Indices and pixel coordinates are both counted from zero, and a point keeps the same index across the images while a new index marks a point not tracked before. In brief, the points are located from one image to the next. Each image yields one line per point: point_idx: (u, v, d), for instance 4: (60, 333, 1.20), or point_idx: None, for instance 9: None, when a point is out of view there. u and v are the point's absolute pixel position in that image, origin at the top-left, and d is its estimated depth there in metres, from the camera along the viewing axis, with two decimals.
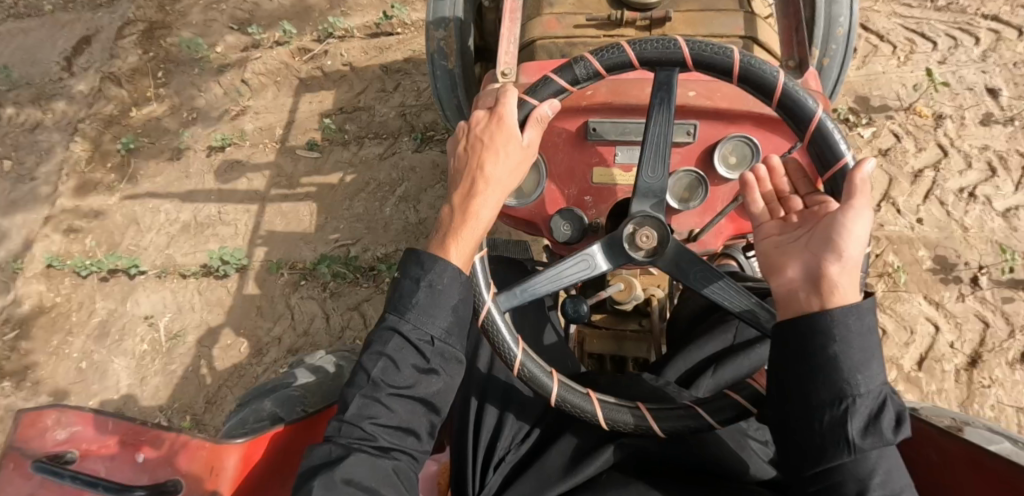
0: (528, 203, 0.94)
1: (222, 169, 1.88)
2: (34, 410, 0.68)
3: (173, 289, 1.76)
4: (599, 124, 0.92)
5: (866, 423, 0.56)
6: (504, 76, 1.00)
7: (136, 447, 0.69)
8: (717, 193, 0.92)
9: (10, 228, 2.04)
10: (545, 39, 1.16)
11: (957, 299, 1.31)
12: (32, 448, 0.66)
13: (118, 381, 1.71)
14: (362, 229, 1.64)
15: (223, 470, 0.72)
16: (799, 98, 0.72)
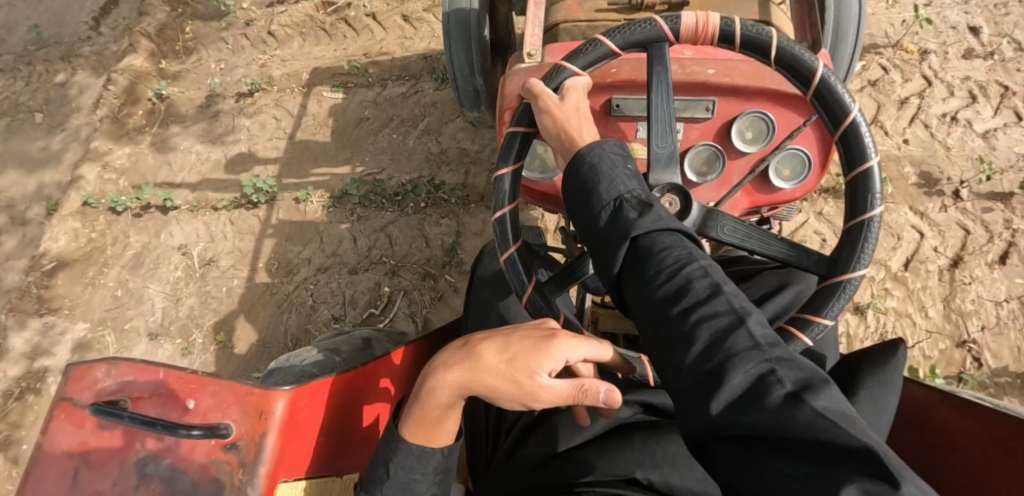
0: (549, 178, 0.92)
1: (250, 111, 1.99)
2: (85, 365, 0.74)
3: (206, 220, 1.86)
4: (622, 101, 0.87)
5: (620, 212, 0.62)
6: (529, 57, 1.03)
7: (185, 394, 0.75)
8: (734, 167, 0.88)
9: (50, 174, 2.16)
10: (568, 22, 1.12)
11: (939, 210, 1.42)
12: (85, 399, 0.72)
13: (153, 305, 1.81)
14: (387, 160, 1.76)
15: (270, 415, 0.77)
16: (800, 58, 0.71)
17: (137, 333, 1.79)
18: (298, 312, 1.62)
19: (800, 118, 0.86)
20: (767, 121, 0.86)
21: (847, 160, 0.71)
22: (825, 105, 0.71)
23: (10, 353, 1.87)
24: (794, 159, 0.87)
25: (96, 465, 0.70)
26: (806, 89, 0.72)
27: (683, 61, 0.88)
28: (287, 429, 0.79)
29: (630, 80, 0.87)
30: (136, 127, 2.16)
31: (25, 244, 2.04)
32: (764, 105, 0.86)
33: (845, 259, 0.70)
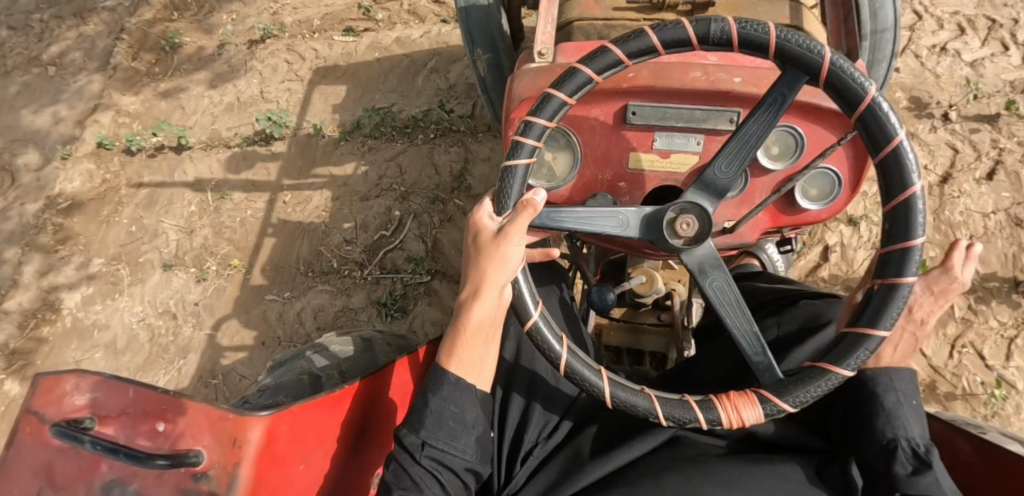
0: (558, 186, 0.86)
1: (263, 56, 2.04)
2: (53, 375, 0.67)
3: (219, 158, 1.91)
4: (638, 108, 0.80)
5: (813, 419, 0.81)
6: (540, 56, 0.97)
7: (156, 416, 0.68)
8: (757, 185, 0.83)
9: (61, 122, 2.19)
10: (582, 20, 1.12)
11: (929, 131, 1.49)
12: (50, 414, 0.66)
13: (167, 238, 1.85)
14: (396, 97, 1.82)
15: (247, 442, 0.70)
16: (792, 44, 0.67)
17: (152, 265, 1.84)
18: (310, 238, 1.68)
19: (833, 136, 0.79)
20: (796, 136, 0.79)
21: (844, 99, 0.67)
22: (836, 86, 0.67)
23: (28, 287, 1.92)
24: (823, 179, 0.82)
25: (62, 487, 0.65)
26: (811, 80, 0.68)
27: (708, 67, 0.79)
28: (266, 456, 0.73)
29: (650, 85, 0.79)
30: (149, 74, 2.19)
31: (39, 186, 2.07)
32: (793, 119, 0.79)
33: (898, 176, 0.66)
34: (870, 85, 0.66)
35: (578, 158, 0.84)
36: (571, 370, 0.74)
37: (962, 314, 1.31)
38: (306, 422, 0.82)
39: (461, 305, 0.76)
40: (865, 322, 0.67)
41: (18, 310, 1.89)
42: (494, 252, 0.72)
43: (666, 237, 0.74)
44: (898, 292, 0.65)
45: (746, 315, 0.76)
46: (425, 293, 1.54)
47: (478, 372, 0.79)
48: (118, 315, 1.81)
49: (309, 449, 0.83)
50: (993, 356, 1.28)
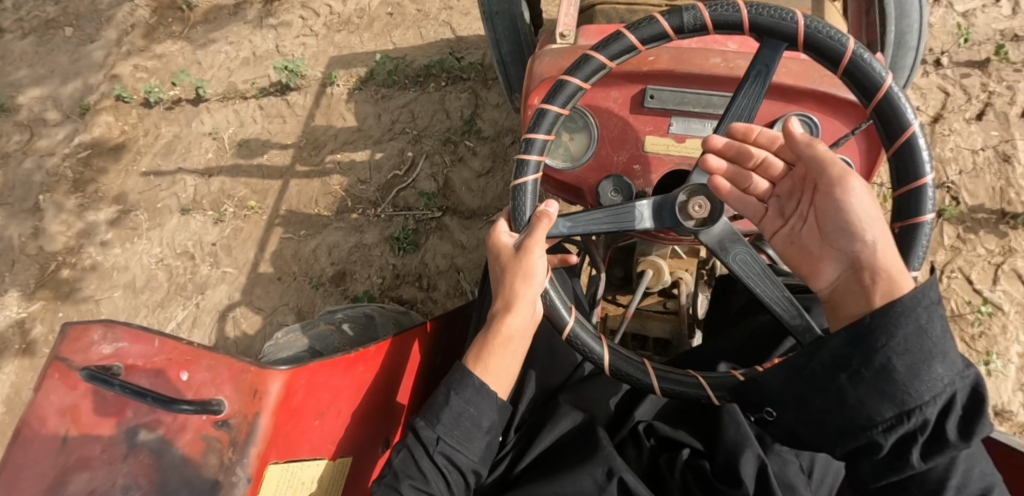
0: (575, 166, 0.91)
1: (278, 14, 2.09)
2: (81, 327, 0.78)
3: (235, 108, 1.97)
4: (656, 92, 0.86)
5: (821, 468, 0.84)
6: (562, 38, 1.07)
7: (180, 366, 0.78)
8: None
9: (77, 80, 2.25)
10: (605, 3, 1.19)
11: (922, 76, 1.55)
12: (76, 361, 0.77)
13: (184, 185, 1.91)
14: (408, 49, 1.88)
15: (266, 394, 0.79)
16: (768, 17, 0.72)
17: (170, 210, 1.90)
18: (322, 182, 1.73)
19: (846, 128, 0.83)
20: (811, 124, 0.83)
21: (827, 59, 0.72)
22: (815, 48, 0.72)
23: (48, 230, 1.98)
24: None
25: (83, 429, 0.74)
26: (795, 47, 0.74)
27: (727, 54, 0.86)
28: (284, 408, 0.81)
29: (669, 70, 0.86)
30: (167, 33, 2.22)
31: (59, 139, 2.13)
32: (809, 109, 0.83)
33: (894, 123, 0.72)
34: (848, 40, 0.71)
35: (593, 138, 0.90)
36: (615, 369, 0.79)
37: (950, 242, 1.38)
38: (322, 381, 0.89)
39: (494, 316, 0.83)
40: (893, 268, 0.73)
41: (41, 253, 1.95)
42: (521, 266, 0.79)
43: (678, 220, 0.76)
44: (922, 226, 0.72)
45: (776, 283, 0.76)
46: (436, 228, 1.62)
47: (503, 383, 0.86)
48: (137, 257, 1.87)
49: (322, 406, 0.90)
50: (981, 280, 1.34)
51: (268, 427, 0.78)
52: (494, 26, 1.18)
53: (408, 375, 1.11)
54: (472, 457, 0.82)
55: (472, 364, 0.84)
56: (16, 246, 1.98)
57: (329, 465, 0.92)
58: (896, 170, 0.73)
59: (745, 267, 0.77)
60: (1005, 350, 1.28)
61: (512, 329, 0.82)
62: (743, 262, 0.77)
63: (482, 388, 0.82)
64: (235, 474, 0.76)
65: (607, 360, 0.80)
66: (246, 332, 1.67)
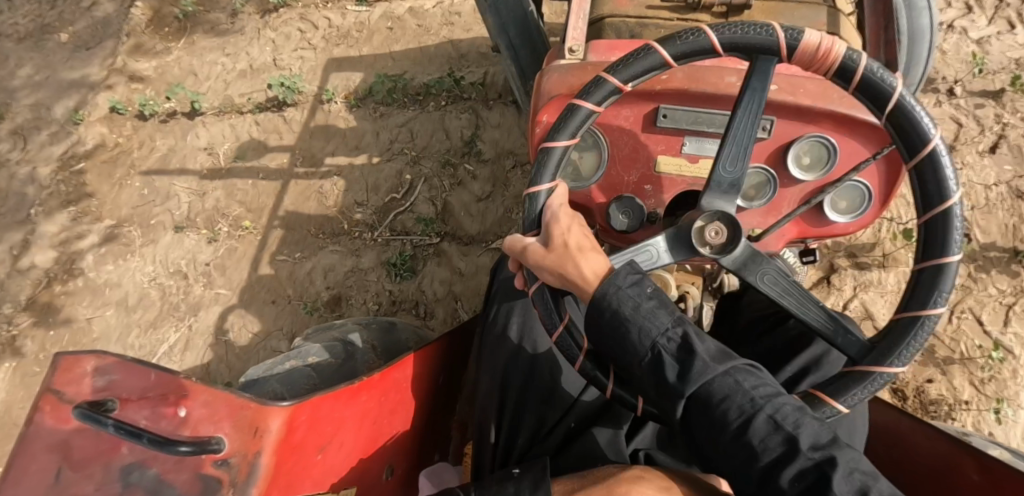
0: (584, 185, 0.87)
1: (275, 25, 2.05)
2: (71, 356, 0.72)
3: (231, 123, 1.93)
4: (670, 110, 0.82)
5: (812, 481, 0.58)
6: (571, 52, 0.97)
7: (177, 402, 0.74)
8: (786, 197, 0.85)
9: (69, 88, 2.21)
10: (614, 17, 1.11)
11: (934, 105, 1.51)
12: (68, 394, 0.71)
13: (178, 201, 1.88)
14: (408, 65, 1.84)
15: (267, 432, 0.77)
16: (818, 49, 0.65)
17: (164, 227, 1.87)
18: (320, 202, 1.70)
19: (865, 151, 0.81)
20: (829, 146, 0.81)
21: (873, 99, 0.66)
22: (865, 88, 0.66)
23: (40, 244, 1.95)
24: (854, 192, 0.83)
25: (78, 466, 0.69)
26: (846, 85, 0.67)
27: (743, 74, 0.82)
28: (284, 445, 0.79)
29: (681, 88, 0.81)
30: (162, 41, 2.18)
31: (51, 150, 2.09)
32: (827, 131, 0.81)
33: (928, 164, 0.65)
34: (896, 80, 0.65)
35: (604, 158, 0.86)
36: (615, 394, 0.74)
37: (961, 281, 1.34)
38: (325, 414, 0.86)
39: None
40: (915, 306, 0.67)
41: (32, 267, 1.93)
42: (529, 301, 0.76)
43: (693, 245, 0.71)
44: (948, 268, 0.65)
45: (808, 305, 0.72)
46: (434, 254, 1.58)
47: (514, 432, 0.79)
48: (130, 274, 1.84)
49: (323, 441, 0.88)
50: (992, 321, 1.30)
51: (269, 466, 0.77)
52: (500, 12, 1.13)
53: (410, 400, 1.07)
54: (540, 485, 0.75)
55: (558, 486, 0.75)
56: (7, 261, 1.95)
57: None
58: (920, 189, 0.67)
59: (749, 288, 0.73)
60: (1016, 395, 1.24)
61: None
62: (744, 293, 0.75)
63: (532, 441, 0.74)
64: None
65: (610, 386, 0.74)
66: (239, 355, 1.64)
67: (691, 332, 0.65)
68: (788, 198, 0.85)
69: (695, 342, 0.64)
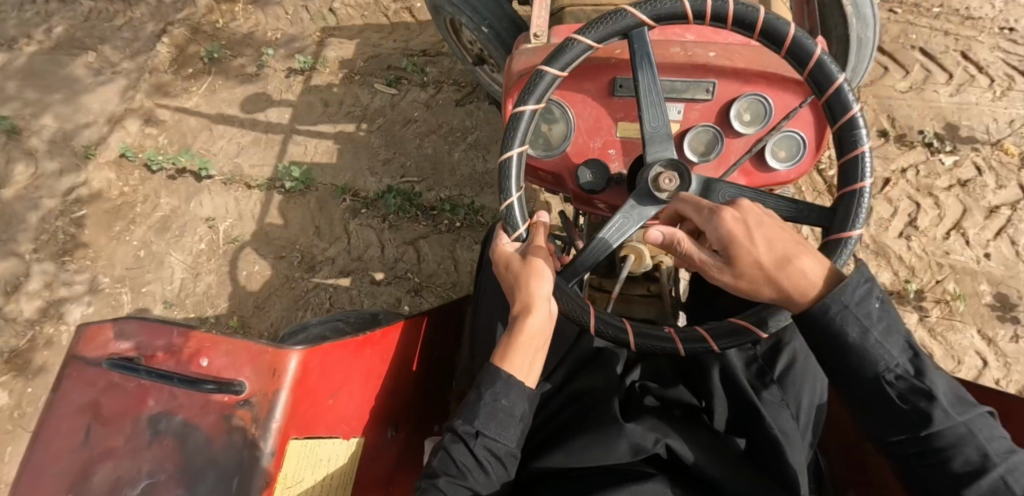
0: (553, 154, 1.08)
1: (300, 91, 1.93)
2: (96, 326, 0.87)
3: (237, 197, 1.82)
4: (624, 82, 1.04)
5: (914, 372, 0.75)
6: (536, 37, 1.24)
7: (198, 354, 0.87)
8: (732, 148, 1.05)
9: (79, 113, 2.10)
10: (573, 6, 1.36)
11: (1010, 338, 1.37)
12: (95, 355, 0.86)
13: (172, 273, 1.80)
14: (428, 169, 1.69)
15: (283, 372, 0.87)
16: (771, 24, 0.88)
17: (153, 299, 1.78)
18: (314, 312, 1.60)
19: (794, 101, 1.02)
20: (766, 103, 1.02)
21: (814, 79, 0.89)
22: (805, 63, 0.89)
23: (24, 291, 1.87)
24: (789, 141, 1.03)
25: (108, 421, 0.83)
26: (781, 51, 0.90)
27: (685, 44, 1.03)
28: (299, 385, 0.89)
29: None
30: (182, 84, 2.07)
31: (49, 183, 1.99)
32: (763, 89, 1.02)
33: (852, 132, 0.88)
34: (837, 69, 0.88)
35: (571, 127, 1.06)
36: (601, 328, 0.92)
37: None
38: (334, 363, 0.96)
39: (515, 318, 0.89)
40: (837, 233, 0.88)
41: (10, 314, 1.84)
42: (533, 267, 0.89)
43: (651, 192, 0.91)
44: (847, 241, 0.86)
45: (771, 198, 0.92)
46: None
47: (528, 376, 0.89)
48: None
49: (336, 387, 0.98)
50: None
51: (288, 402, 0.87)
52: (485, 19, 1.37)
53: (402, 372, 1.18)
54: (510, 445, 0.86)
55: (494, 362, 0.88)
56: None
57: (344, 441, 1.00)
58: (830, 110, 0.89)
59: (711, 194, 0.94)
60: None
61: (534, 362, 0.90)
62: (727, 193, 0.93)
63: (511, 379, 0.87)
64: (257, 449, 0.84)
65: (591, 322, 0.92)
66: None
67: (878, 330, 0.75)
68: (734, 148, 1.05)
69: (879, 349, 0.75)
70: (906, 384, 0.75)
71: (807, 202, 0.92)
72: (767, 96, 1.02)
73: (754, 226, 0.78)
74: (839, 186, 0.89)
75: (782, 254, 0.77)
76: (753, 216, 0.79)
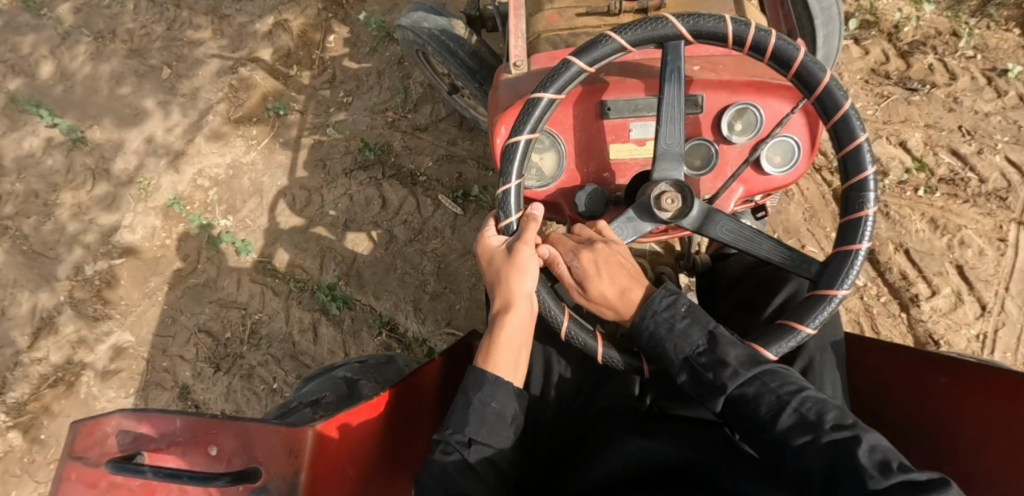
0: (550, 184, 1.08)
1: (358, 178, 1.74)
2: (92, 421, 0.84)
3: (272, 289, 1.69)
4: (612, 104, 1.04)
5: (716, 365, 0.84)
6: (516, 68, 1.16)
7: (207, 441, 0.85)
8: (728, 159, 1.06)
9: (138, 140, 1.96)
10: (548, 32, 1.30)
11: None
12: (95, 455, 0.83)
13: (193, 357, 1.69)
14: (477, 321, 1.60)
15: (303, 452, 0.84)
16: (766, 38, 0.91)
17: (170, 381, 1.69)
18: None
19: (784, 106, 1.03)
20: (757, 113, 1.03)
21: (808, 90, 0.92)
22: (801, 76, 0.92)
23: (55, 338, 1.79)
24: (783, 146, 1.04)
25: None
26: (782, 71, 0.93)
27: None
28: (319, 461, 0.86)
29: (616, 83, 1.05)
30: (241, 133, 1.91)
31: (92, 218, 1.88)
32: (750, 98, 1.03)
33: (851, 149, 0.92)
34: (835, 86, 0.91)
35: (562, 154, 1.06)
36: (572, 335, 0.95)
37: None
38: (351, 430, 0.93)
39: (495, 314, 0.95)
40: (825, 287, 0.91)
41: (37, 359, 1.78)
42: (515, 262, 0.93)
43: (654, 212, 0.94)
44: (841, 284, 0.90)
45: (762, 244, 0.96)
46: None
47: (514, 373, 0.94)
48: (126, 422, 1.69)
49: (357, 454, 0.95)
50: None
51: (309, 482, 0.83)
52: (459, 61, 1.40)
53: (416, 428, 1.11)
54: (505, 446, 0.89)
55: (480, 364, 0.93)
56: (18, 336, 1.79)
57: None
58: (833, 129, 0.93)
59: (716, 224, 0.96)
60: None
61: (512, 362, 0.94)
62: (723, 234, 0.96)
63: (497, 381, 0.91)
64: None
65: (564, 326, 0.95)
66: None
67: (672, 326, 0.89)
68: (730, 160, 1.06)
69: (675, 340, 0.88)
70: (715, 389, 0.83)
71: (803, 252, 0.95)
72: (763, 104, 1.03)
73: (603, 255, 0.93)
74: (837, 243, 0.93)
75: (621, 286, 0.94)
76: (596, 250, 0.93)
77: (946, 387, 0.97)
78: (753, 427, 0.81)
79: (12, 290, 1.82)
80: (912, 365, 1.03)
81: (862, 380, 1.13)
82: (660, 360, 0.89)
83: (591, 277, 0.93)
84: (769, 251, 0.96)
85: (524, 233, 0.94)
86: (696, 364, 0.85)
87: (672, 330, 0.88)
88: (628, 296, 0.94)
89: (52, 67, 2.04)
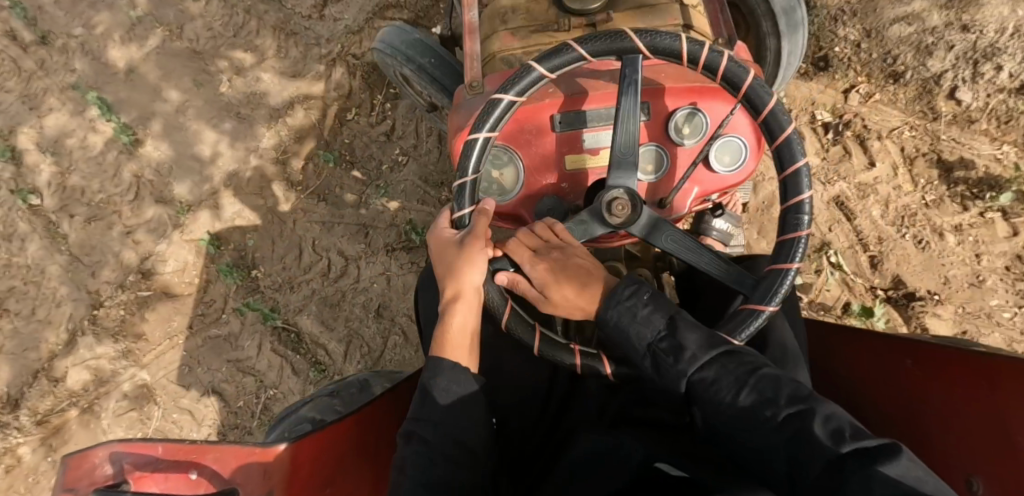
0: (510, 198, 1.06)
1: (400, 264, 1.75)
2: (80, 454, 0.85)
3: (295, 365, 1.72)
4: (562, 117, 1.04)
5: (674, 349, 0.85)
6: (472, 87, 1.14)
7: (189, 466, 0.89)
8: (680, 162, 1.04)
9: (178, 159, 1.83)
10: (501, 52, 1.22)
11: None
12: (83, 486, 0.84)
13: (205, 418, 1.71)
14: None
15: (276, 472, 0.91)
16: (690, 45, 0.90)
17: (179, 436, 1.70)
18: None
19: (724, 108, 1.02)
20: (699, 114, 1.02)
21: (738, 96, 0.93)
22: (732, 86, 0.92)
23: (64, 362, 1.71)
24: (730, 147, 1.03)
25: None
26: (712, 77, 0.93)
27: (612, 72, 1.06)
28: (293, 479, 0.93)
29: (564, 97, 1.04)
30: (290, 179, 1.83)
31: (122, 236, 1.77)
32: (692, 101, 1.02)
33: (786, 157, 0.92)
34: (762, 88, 0.91)
35: (519, 169, 1.05)
36: (548, 354, 0.94)
37: None
38: (326, 446, 1.00)
39: (446, 307, 0.97)
40: (760, 295, 0.92)
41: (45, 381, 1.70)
42: (467, 254, 0.94)
43: (605, 218, 0.95)
44: (776, 286, 0.91)
45: (700, 255, 0.97)
46: None
47: (467, 358, 0.97)
48: None
49: (331, 470, 1.00)
50: None
51: None
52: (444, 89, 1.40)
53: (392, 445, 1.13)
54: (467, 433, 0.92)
55: (435, 353, 0.96)
56: (33, 348, 1.72)
57: None
58: (766, 130, 0.93)
59: (658, 236, 0.97)
60: None
61: (462, 350, 0.97)
62: (667, 245, 0.97)
63: (455, 368, 0.95)
64: None
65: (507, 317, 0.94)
66: None
67: (635, 316, 0.89)
68: (682, 162, 1.04)
69: (636, 327, 0.89)
70: (670, 367, 0.85)
71: (737, 266, 0.96)
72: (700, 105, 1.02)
73: (558, 260, 0.95)
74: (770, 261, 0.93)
75: (576, 275, 0.95)
76: (545, 245, 0.96)
77: (915, 373, 1.01)
78: (713, 406, 0.81)
79: (46, 300, 1.75)
80: (887, 354, 1.06)
81: (843, 374, 1.14)
82: (626, 348, 0.90)
83: (547, 279, 0.95)
84: (705, 252, 0.97)
85: (476, 226, 0.94)
86: (658, 349, 0.86)
87: (636, 315, 0.90)
88: (585, 293, 0.95)
89: (119, 53, 1.85)
